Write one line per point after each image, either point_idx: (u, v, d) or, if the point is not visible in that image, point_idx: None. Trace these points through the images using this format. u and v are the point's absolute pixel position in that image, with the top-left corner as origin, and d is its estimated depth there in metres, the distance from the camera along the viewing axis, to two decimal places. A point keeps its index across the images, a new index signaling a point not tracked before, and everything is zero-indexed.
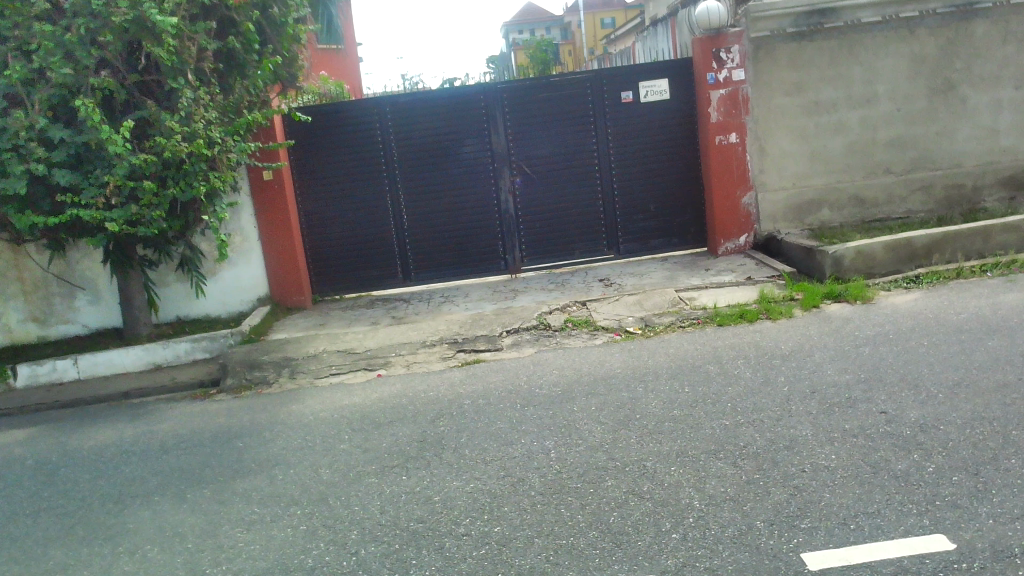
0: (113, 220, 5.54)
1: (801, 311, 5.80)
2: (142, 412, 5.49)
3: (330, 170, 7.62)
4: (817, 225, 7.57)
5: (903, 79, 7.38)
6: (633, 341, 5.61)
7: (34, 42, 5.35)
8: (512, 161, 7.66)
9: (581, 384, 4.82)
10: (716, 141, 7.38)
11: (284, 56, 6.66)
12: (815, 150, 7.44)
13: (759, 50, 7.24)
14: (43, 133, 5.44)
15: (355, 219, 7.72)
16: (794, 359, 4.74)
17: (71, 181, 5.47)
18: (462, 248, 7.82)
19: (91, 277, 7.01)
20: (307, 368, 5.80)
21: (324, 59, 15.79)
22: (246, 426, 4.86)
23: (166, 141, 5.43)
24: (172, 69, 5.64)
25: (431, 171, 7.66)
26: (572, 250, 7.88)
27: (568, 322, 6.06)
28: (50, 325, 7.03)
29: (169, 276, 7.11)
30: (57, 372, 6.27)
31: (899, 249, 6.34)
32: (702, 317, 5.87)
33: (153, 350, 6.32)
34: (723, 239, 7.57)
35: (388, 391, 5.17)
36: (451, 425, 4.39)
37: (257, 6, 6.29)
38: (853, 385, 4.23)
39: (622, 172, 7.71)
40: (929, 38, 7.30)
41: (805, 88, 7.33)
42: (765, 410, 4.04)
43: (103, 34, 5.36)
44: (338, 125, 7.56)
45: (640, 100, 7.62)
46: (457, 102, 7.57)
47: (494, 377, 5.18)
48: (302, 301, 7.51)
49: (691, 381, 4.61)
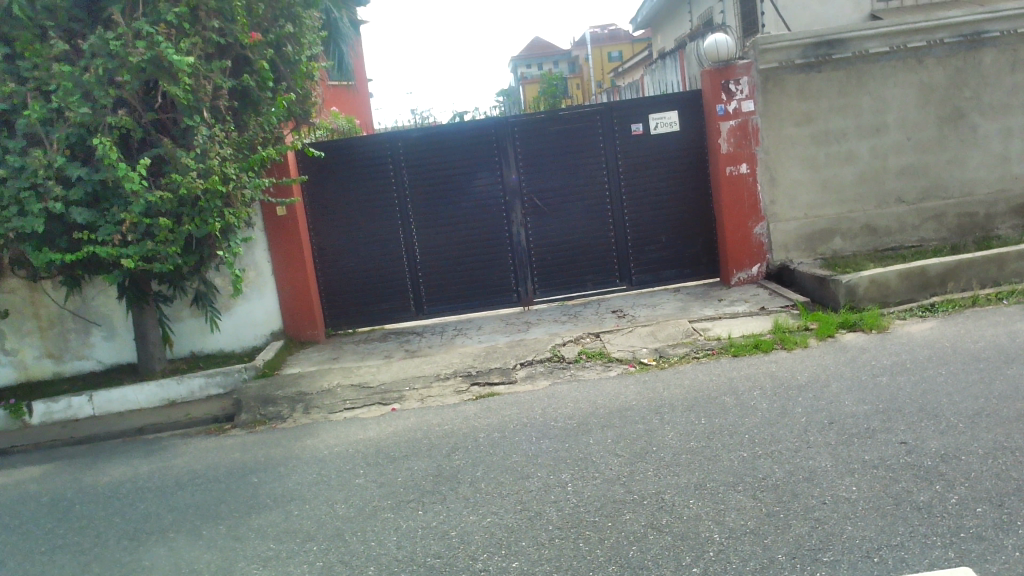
0: (129, 256, 5.59)
1: (816, 340, 5.78)
2: (156, 447, 5.49)
3: (343, 204, 7.67)
4: (830, 254, 7.56)
5: (913, 109, 7.40)
6: (647, 372, 5.59)
7: (53, 82, 5.43)
8: (524, 193, 7.70)
9: (596, 416, 4.79)
10: (726, 172, 7.41)
11: (298, 93, 6.74)
12: (826, 180, 7.45)
13: (768, 82, 7.28)
14: (61, 171, 5.51)
15: (368, 253, 7.76)
16: (811, 390, 4.71)
17: (87, 219, 5.52)
18: (474, 281, 7.84)
19: (106, 313, 7.06)
20: (322, 403, 5.80)
21: (336, 96, 16.07)
22: (260, 461, 4.85)
23: (182, 178, 5.49)
24: (189, 107, 5.71)
25: (443, 205, 7.71)
26: (584, 282, 7.89)
27: (582, 354, 6.05)
28: (66, 361, 7.07)
29: (184, 311, 7.16)
30: (72, 409, 6.33)
31: (913, 278, 6.33)
32: (716, 348, 5.85)
33: (167, 387, 6.42)
34: (735, 270, 7.58)
35: (403, 425, 5.16)
36: (466, 459, 4.38)
37: (271, 45, 6.38)
38: (872, 415, 4.19)
39: (633, 203, 7.73)
40: (937, 68, 7.34)
41: (815, 118, 7.35)
42: (783, 441, 4.01)
43: (121, 73, 5.44)
44: (351, 159, 7.62)
45: (650, 132, 7.66)
46: (468, 136, 7.62)
47: (509, 410, 5.16)
48: (315, 336, 7.51)
49: (707, 412, 4.58)
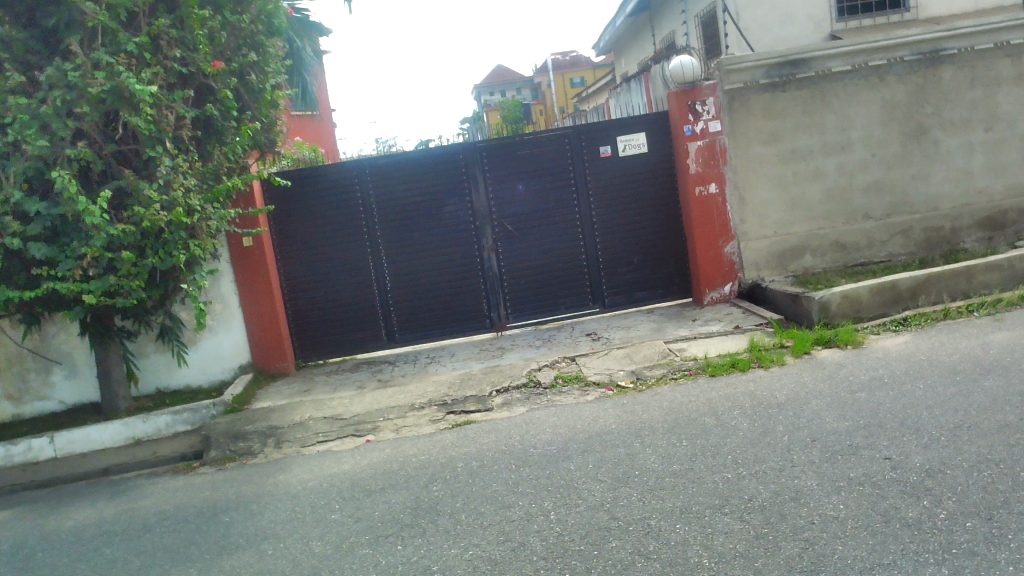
0: (91, 291, 5.44)
1: (792, 358, 5.74)
2: (122, 489, 5.31)
3: (311, 233, 7.55)
4: (800, 271, 7.59)
5: (877, 126, 7.48)
6: (626, 395, 5.51)
7: (8, 115, 5.25)
8: (494, 218, 7.65)
9: (576, 441, 4.71)
10: (696, 193, 7.43)
11: (263, 122, 6.65)
12: (794, 198, 7.49)
13: (734, 102, 7.32)
14: (19, 206, 5.36)
15: (337, 282, 7.64)
16: (790, 408, 4.66)
17: (47, 254, 5.37)
18: (445, 308, 7.75)
19: (67, 351, 6.85)
20: (294, 437, 5.63)
21: (299, 127, 16.01)
22: (232, 499, 4.70)
23: (144, 210, 5.35)
24: (150, 138, 5.57)
25: (413, 232, 7.63)
26: (557, 307, 7.84)
27: (558, 378, 5.97)
28: (26, 402, 6.87)
29: (149, 347, 6.98)
30: (31, 451, 6.09)
31: (884, 292, 6.36)
32: (693, 368, 5.80)
33: (132, 426, 6.19)
34: (708, 289, 7.57)
35: (379, 457, 5.03)
36: (445, 490, 4.26)
37: (234, 73, 6.29)
38: (853, 432, 4.16)
39: (604, 226, 7.72)
40: (899, 85, 7.44)
41: (781, 137, 7.40)
42: (767, 461, 3.96)
43: (80, 104, 5.30)
44: (318, 188, 7.52)
45: (619, 154, 7.66)
46: (436, 162, 7.57)
47: (487, 438, 5.05)
48: (285, 368, 7.35)
49: (688, 434, 4.51)
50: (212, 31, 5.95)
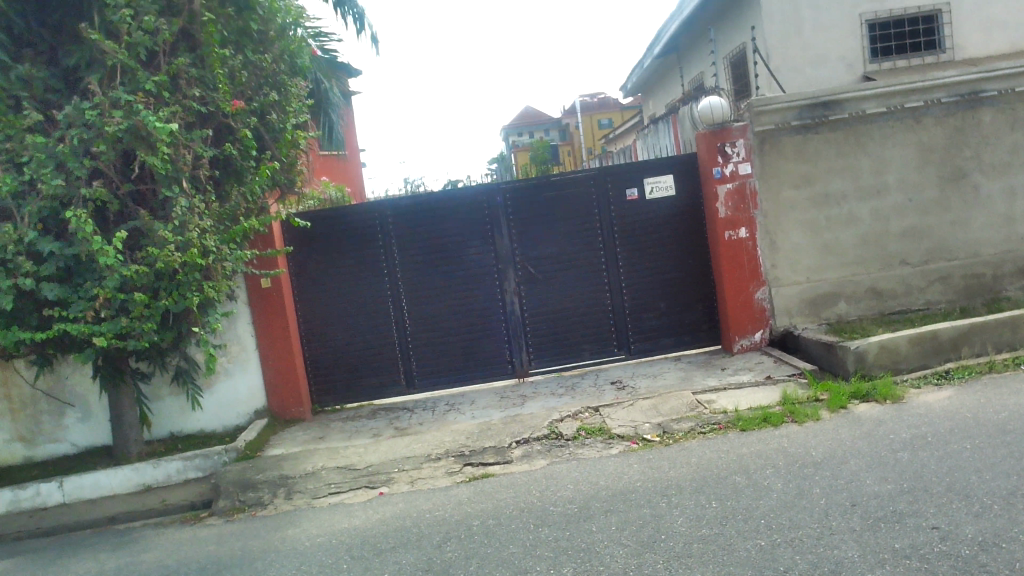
0: (102, 333, 5.32)
1: (828, 412, 5.44)
2: (126, 540, 5.12)
3: (331, 275, 7.42)
4: (834, 319, 7.31)
5: (913, 169, 7.23)
6: (651, 449, 5.25)
7: (26, 154, 5.16)
8: (518, 262, 7.46)
9: (598, 499, 4.46)
10: (725, 237, 7.21)
11: (283, 162, 6.53)
12: (827, 243, 7.24)
13: (764, 144, 7.13)
14: (33, 246, 5.26)
15: (355, 325, 7.49)
16: (827, 468, 4.38)
17: (59, 295, 5.27)
18: (466, 353, 7.55)
19: (81, 393, 6.73)
20: (305, 488, 5.43)
21: (324, 166, 16.04)
22: (238, 555, 4.49)
23: (158, 251, 5.23)
24: (167, 178, 5.47)
25: (434, 274, 7.47)
26: (581, 353, 7.61)
27: (581, 430, 5.72)
28: (38, 444, 6.74)
29: (163, 390, 6.84)
30: (40, 496, 5.96)
31: (924, 343, 6.07)
32: (723, 422, 5.52)
33: (143, 471, 6.05)
34: (738, 336, 7.32)
35: (391, 512, 4.80)
36: (460, 551, 4.03)
37: (254, 112, 6.21)
38: (897, 497, 3.87)
39: (629, 270, 7.50)
40: (936, 128, 7.20)
41: (813, 180, 7.18)
42: (804, 527, 3.69)
43: (97, 143, 5.20)
44: (339, 229, 7.40)
45: (646, 197, 7.47)
46: (459, 204, 7.42)
47: (506, 494, 4.80)
48: (301, 413, 7.19)
49: (718, 495, 4.25)
50: (232, 70, 5.89)
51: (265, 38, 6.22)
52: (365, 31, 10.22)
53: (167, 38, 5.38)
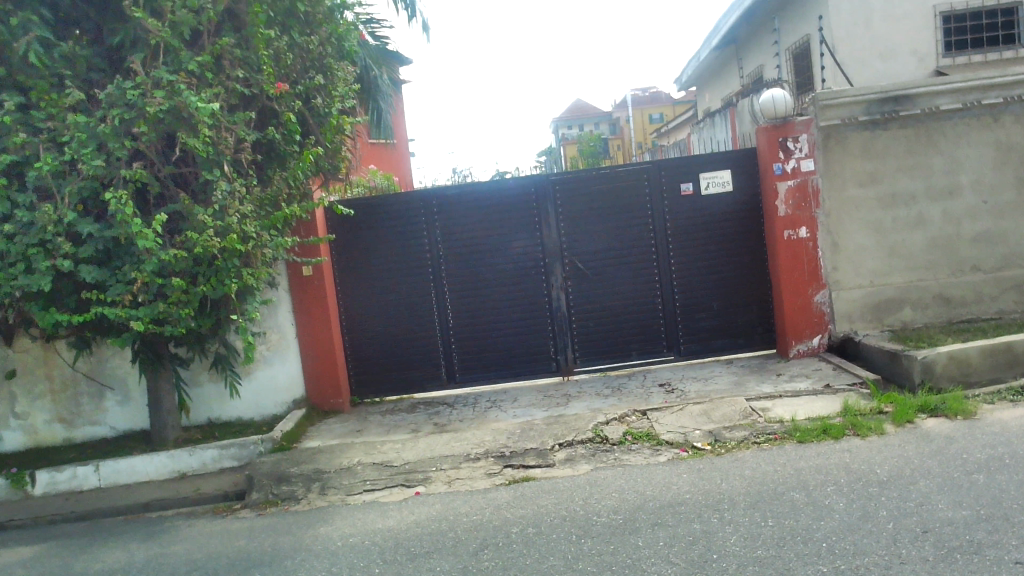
0: (139, 318, 5.21)
1: (893, 427, 5.10)
2: (157, 530, 5.01)
3: (374, 265, 7.25)
4: (898, 326, 6.92)
5: (989, 170, 6.80)
6: (701, 459, 4.98)
7: (67, 133, 5.05)
8: (565, 256, 7.22)
9: (644, 511, 4.21)
10: (784, 236, 6.87)
11: (327, 147, 6.36)
12: (893, 245, 6.87)
13: (829, 140, 6.78)
14: (72, 227, 5.17)
15: (398, 317, 7.32)
16: (894, 488, 4.07)
17: (97, 278, 5.17)
18: (509, 348, 7.33)
19: (120, 377, 6.66)
20: (340, 484, 5.26)
21: (372, 153, 15.98)
22: (267, 552, 4.33)
23: (197, 235, 5.09)
24: (208, 161, 5.32)
25: (478, 266, 7.26)
26: (628, 352, 7.35)
27: (627, 434, 5.46)
28: (77, 426, 6.69)
29: (202, 376, 6.75)
30: (76, 479, 5.92)
31: (997, 355, 5.69)
32: (779, 432, 5.21)
33: (178, 459, 5.97)
34: (794, 340, 6.99)
35: (426, 514, 4.60)
36: (497, 561, 3.81)
37: (300, 96, 6.05)
38: (974, 525, 3.55)
39: (681, 267, 7.21)
40: (1015, 126, 6.77)
41: (881, 179, 6.81)
42: (871, 555, 3.39)
43: (138, 124, 5.06)
44: (384, 218, 7.23)
45: (701, 192, 7.17)
46: (506, 195, 7.19)
47: (547, 500, 4.58)
48: (339, 404, 7.07)
49: (775, 512, 3.96)
50: (278, 51, 5.73)
51: (312, 19, 6.06)
52: (416, 17, 10.04)
53: (211, 17, 5.23)
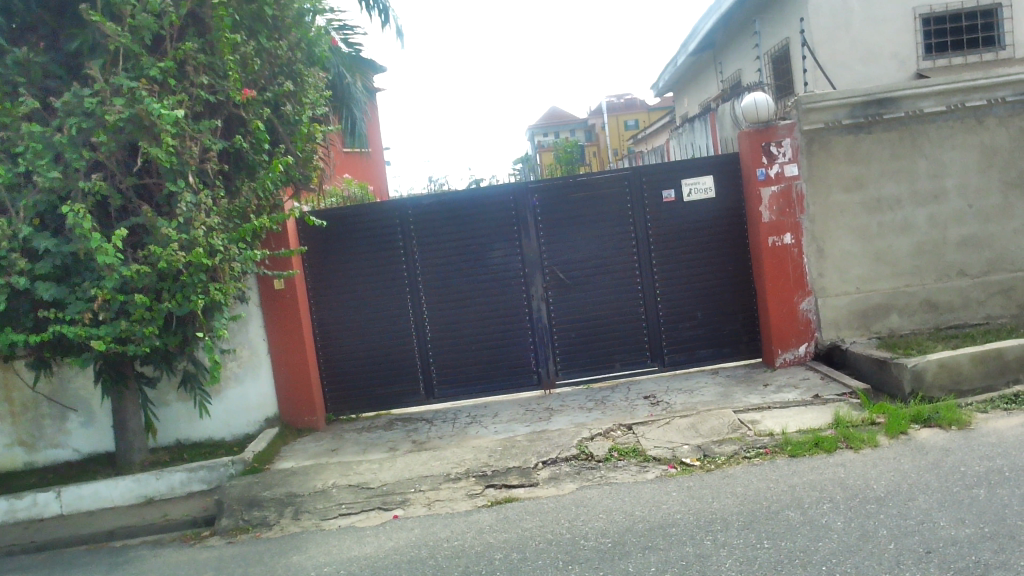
0: (100, 337, 4.96)
1: (886, 438, 4.95)
2: (121, 560, 4.75)
3: (348, 277, 7.03)
4: (885, 332, 6.80)
5: (974, 173, 6.71)
6: (690, 475, 4.80)
7: (21, 143, 4.79)
8: (546, 266, 7.03)
9: (634, 533, 4.02)
10: (769, 243, 6.73)
11: (299, 157, 6.13)
12: (879, 251, 6.74)
13: (812, 144, 6.65)
14: (28, 242, 4.91)
15: (374, 331, 7.09)
16: (892, 505, 3.91)
17: (55, 295, 4.91)
18: (490, 360, 7.12)
19: (84, 397, 6.38)
20: (314, 507, 5.02)
21: (346, 162, 15.70)
22: None
23: (161, 250, 4.84)
24: (172, 171, 5.08)
25: (456, 278, 7.06)
26: (611, 363, 7.17)
27: (613, 450, 5.28)
28: (39, 450, 6.40)
29: (170, 395, 6.49)
30: (37, 506, 5.65)
31: (989, 362, 5.56)
32: (769, 446, 5.04)
33: (145, 483, 5.71)
34: (780, 349, 6.84)
35: (405, 539, 4.39)
36: None
37: (268, 104, 5.82)
38: (979, 544, 3.39)
39: (665, 276, 7.05)
40: (999, 129, 6.67)
41: (865, 183, 6.69)
42: None
43: (97, 133, 4.81)
44: (358, 229, 7.01)
45: (684, 199, 7.01)
46: (484, 204, 6.99)
47: (531, 522, 4.38)
48: (314, 422, 6.80)
49: (771, 533, 3.79)
50: (245, 57, 5.51)
51: (281, 23, 5.84)
52: (390, 24, 9.82)
53: (173, 21, 5.01)
